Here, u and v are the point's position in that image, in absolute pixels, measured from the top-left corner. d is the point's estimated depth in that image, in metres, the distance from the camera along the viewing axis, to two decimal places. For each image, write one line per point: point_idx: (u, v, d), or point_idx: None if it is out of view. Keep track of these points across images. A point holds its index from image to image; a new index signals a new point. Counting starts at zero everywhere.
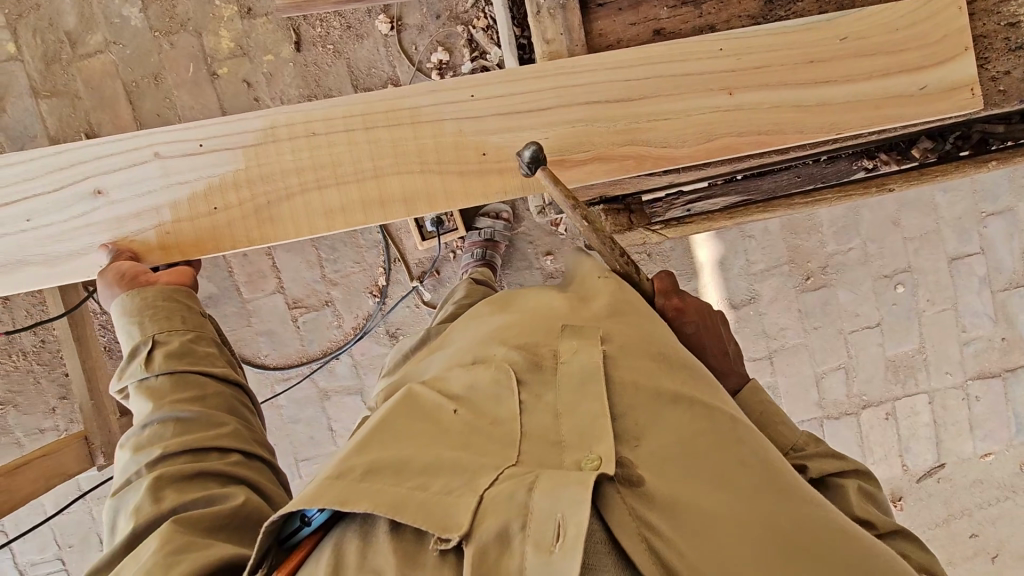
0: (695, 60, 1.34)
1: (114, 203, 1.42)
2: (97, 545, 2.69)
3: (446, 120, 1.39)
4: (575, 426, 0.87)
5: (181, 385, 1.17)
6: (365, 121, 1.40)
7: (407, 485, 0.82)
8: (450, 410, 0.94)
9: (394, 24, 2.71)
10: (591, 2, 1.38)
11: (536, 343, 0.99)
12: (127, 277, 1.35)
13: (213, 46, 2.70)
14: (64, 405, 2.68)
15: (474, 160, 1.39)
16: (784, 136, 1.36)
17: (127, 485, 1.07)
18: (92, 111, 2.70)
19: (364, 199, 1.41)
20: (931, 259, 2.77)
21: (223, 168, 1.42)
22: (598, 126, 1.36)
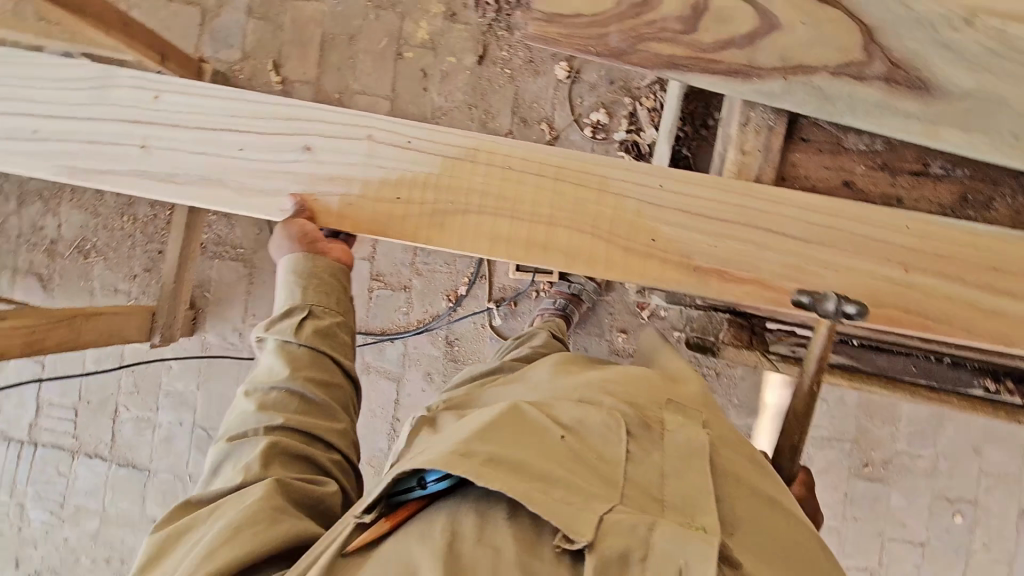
0: (880, 227, 1.28)
1: (316, 163, 1.41)
2: (110, 413, 2.80)
3: (632, 198, 1.34)
4: (680, 491, 0.86)
5: (314, 364, 1.28)
6: (557, 173, 1.36)
7: (528, 484, 0.83)
8: (557, 434, 0.92)
9: (570, 73, 2.87)
10: (798, 131, 1.31)
11: (643, 405, 0.99)
12: (306, 241, 1.36)
13: (410, 32, 2.93)
14: (144, 277, 2.86)
15: (643, 242, 1.33)
16: (950, 328, 1.27)
17: (240, 437, 1.20)
18: (286, 45, 2.98)
19: (529, 240, 1.35)
20: (1001, 503, 2.59)
21: (415, 168, 1.40)
22: (768, 254, 1.30)
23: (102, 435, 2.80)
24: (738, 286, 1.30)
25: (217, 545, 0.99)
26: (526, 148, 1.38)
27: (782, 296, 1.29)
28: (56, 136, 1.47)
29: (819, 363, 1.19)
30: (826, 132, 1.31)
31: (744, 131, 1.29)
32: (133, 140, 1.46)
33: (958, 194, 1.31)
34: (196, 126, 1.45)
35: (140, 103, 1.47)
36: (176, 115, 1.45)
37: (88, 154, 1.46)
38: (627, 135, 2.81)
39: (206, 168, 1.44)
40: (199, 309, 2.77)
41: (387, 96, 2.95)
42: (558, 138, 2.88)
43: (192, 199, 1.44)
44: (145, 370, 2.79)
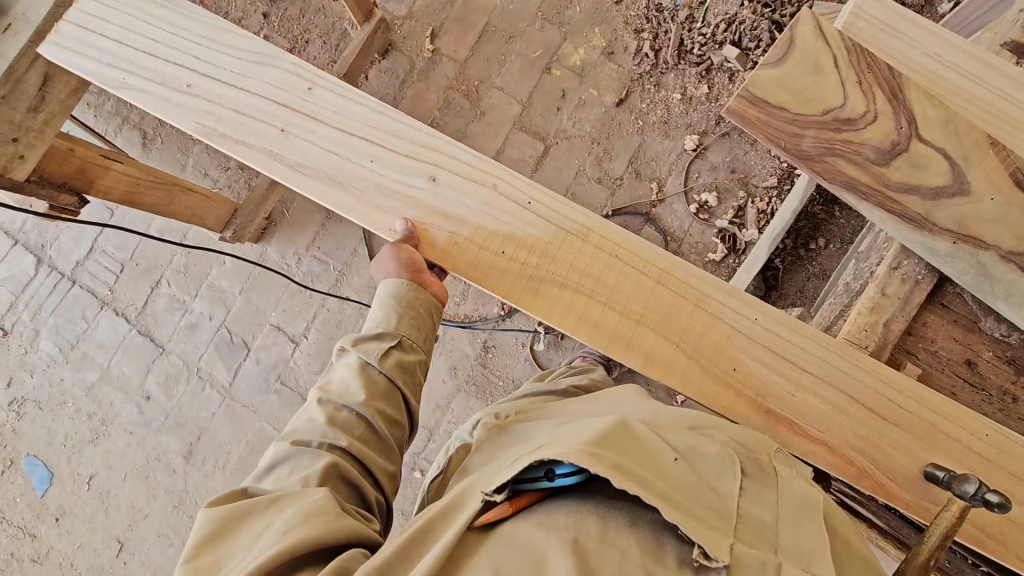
0: (961, 424, 1.21)
1: (441, 197, 1.36)
2: (153, 282, 2.85)
3: (727, 322, 1.28)
4: (794, 538, 0.81)
5: (387, 396, 1.27)
6: (663, 274, 1.31)
7: (662, 495, 0.82)
8: (670, 457, 0.90)
9: (698, 147, 2.88)
10: (941, 295, 1.31)
11: (753, 453, 0.97)
12: (412, 270, 1.32)
13: (566, 53, 3.01)
14: (236, 172, 2.93)
15: (724, 369, 1.27)
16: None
17: (304, 446, 1.18)
18: (450, 20, 3.08)
19: (612, 337, 1.29)
20: None
21: (526, 228, 1.35)
22: (842, 417, 1.24)
23: (135, 299, 2.85)
24: (806, 443, 1.24)
25: (284, 531, 0.97)
26: (643, 243, 1.32)
27: (846, 466, 1.23)
28: (200, 95, 1.43)
29: (943, 543, 1.01)
30: (967, 307, 1.30)
31: (891, 274, 1.29)
32: (271, 120, 1.41)
33: None
34: (337, 127, 1.39)
35: (289, 87, 1.42)
36: (318, 108, 1.41)
37: (226, 120, 1.42)
38: (728, 225, 2.82)
39: (331, 167, 1.38)
40: (271, 222, 2.81)
41: (521, 101, 3.02)
42: (662, 202, 2.90)
43: (309, 194, 1.38)
44: (199, 257, 2.83)
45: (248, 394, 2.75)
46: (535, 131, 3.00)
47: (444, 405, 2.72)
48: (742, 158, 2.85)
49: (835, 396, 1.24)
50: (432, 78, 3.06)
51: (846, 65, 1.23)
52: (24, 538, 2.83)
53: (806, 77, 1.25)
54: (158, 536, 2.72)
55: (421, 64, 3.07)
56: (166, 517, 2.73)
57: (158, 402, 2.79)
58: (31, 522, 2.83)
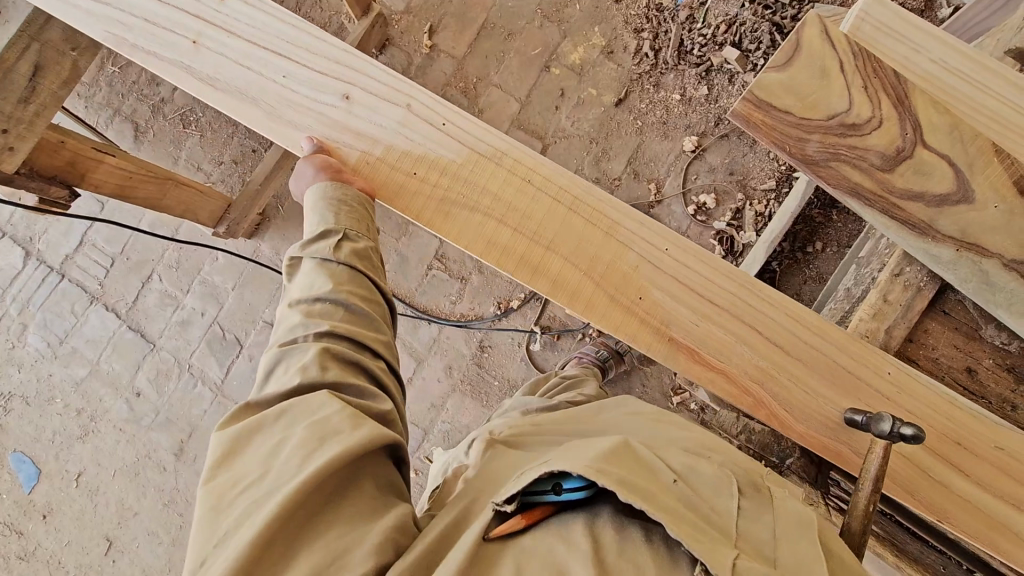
0: (958, 433, 1.21)
1: (353, 114, 1.32)
2: (143, 276, 2.80)
3: (633, 250, 1.25)
4: (795, 554, 0.80)
5: (356, 282, 1.17)
6: (571, 201, 1.26)
7: (670, 510, 0.80)
8: (669, 477, 0.89)
9: (697, 148, 2.88)
10: (941, 302, 1.31)
11: (748, 470, 0.96)
12: (330, 171, 1.25)
13: (565, 51, 2.99)
14: (230, 167, 2.89)
15: (629, 297, 1.24)
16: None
17: (291, 342, 1.07)
18: (448, 17, 3.05)
19: (510, 261, 1.26)
20: None
21: (437, 149, 1.31)
22: (835, 410, 1.22)
23: (126, 293, 2.81)
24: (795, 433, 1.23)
25: (307, 452, 0.89)
26: (550, 168, 1.28)
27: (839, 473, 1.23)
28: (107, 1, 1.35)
29: (876, 484, 1.07)
30: (968, 314, 1.30)
31: (893, 280, 1.29)
32: (182, 31, 1.34)
33: None
34: (251, 39, 1.33)
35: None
36: (230, 20, 1.34)
37: (136, 29, 1.35)
38: (726, 227, 2.82)
39: (240, 80, 1.33)
40: (266, 218, 2.76)
41: (520, 99, 3.00)
42: (660, 202, 2.91)
43: (223, 111, 1.34)
44: (191, 252, 2.79)
45: (241, 391, 2.72)
46: (534, 130, 3.00)
47: (439, 404, 2.72)
48: (741, 160, 2.84)
49: (838, 402, 1.22)
50: (430, 75, 3.03)
51: (851, 71, 1.22)
52: (11, 535, 2.79)
53: (813, 81, 1.23)
54: (147, 534, 2.69)
55: (419, 60, 3.04)
56: (156, 514, 2.69)
57: (148, 398, 2.75)
58: (18, 519, 2.79)
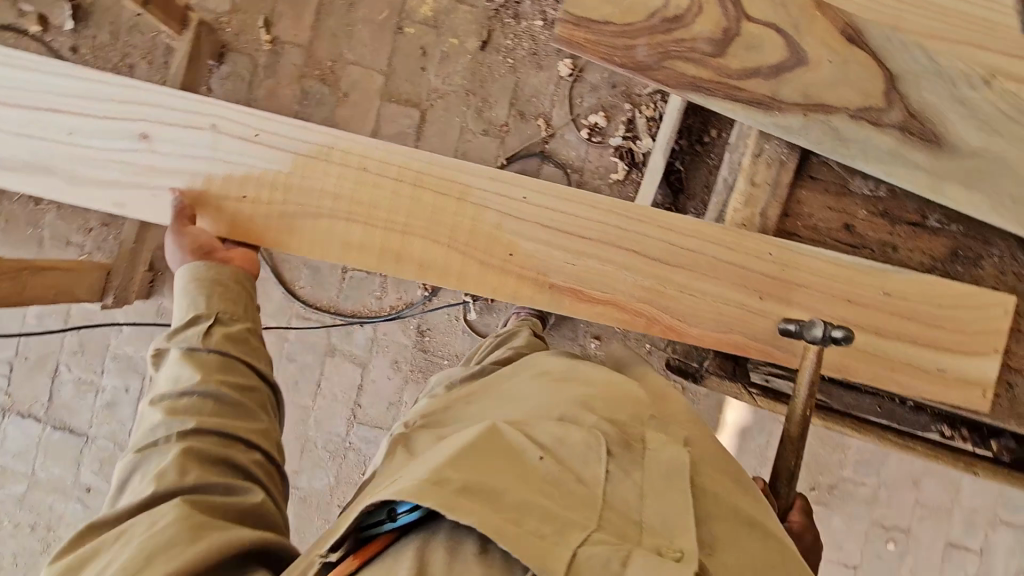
0: (848, 286, 1.29)
1: (161, 151, 1.37)
2: (49, 373, 2.62)
3: (490, 209, 1.32)
4: (657, 520, 0.78)
5: (228, 367, 1.15)
6: (416, 179, 1.34)
7: (504, 513, 0.73)
8: (535, 457, 0.81)
9: (573, 71, 2.80)
10: (806, 169, 1.32)
11: (626, 421, 0.91)
12: (202, 251, 1.29)
13: (414, 7, 2.79)
14: (101, 231, 2.64)
15: (499, 257, 1.32)
16: (937, 378, 1.30)
17: (149, 446, 1.05)
18: (280, 3, 2.78)
19: (378, 254, 1.34)
20: (930, 533, 2.82)
21: (256, 164, 1.36)
22: (730, 307, 1.30)
23: (38, 395, 2.62)
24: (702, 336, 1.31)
25: None
26: (382, 151, 1.34)
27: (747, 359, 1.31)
28: None
29: (811, 389, 1.20)
30: (833, 172, 1.32)
31: (756, 162, 1.28)
32: None
33: (949, 249, 1.35)
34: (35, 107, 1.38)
35: None
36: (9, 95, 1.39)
37: None
38: (623, 140, 2.79)
39: (40, 153, 1.37)
40: (157, 272, 2.59)
41: (383, 71, 2.79)
42: (552, 137, 2.81)
43: (31, 188, 1.39)
44: (92, 332, 2.61)
45: None
46: (407, 98, 2.80)
47: (396, 400, 2.68)
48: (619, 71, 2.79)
49: None
50: (280, 72, 2.77)
51: None
52: None
53: None
54: None
55: (264, 59, 2.77)
56: None
57: (102, 491, 2.63)
58: None
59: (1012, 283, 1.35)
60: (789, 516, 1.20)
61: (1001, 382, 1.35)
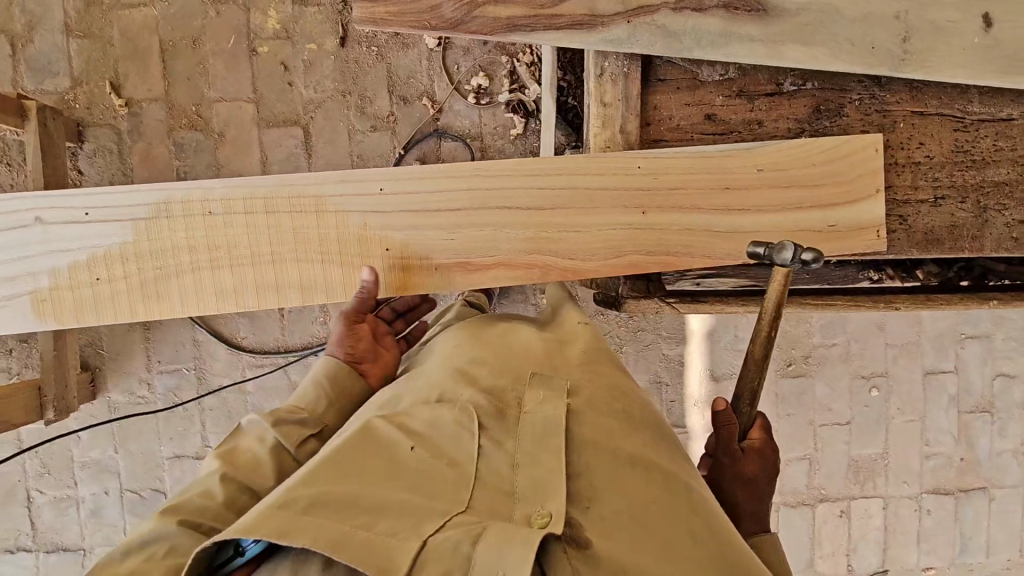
0: (724, 174, 1.36)
1: (12, 260, 1.52)
2: (23, 502, 2.58)
3: (353, 213, 1.47)
4: (530, 478, 0.89)
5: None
6: (267, 206, 1.49)
7: (352, 523, 0.79)
8: (406, 446, 0.94)
9: (440, 41, 2.67)
10: (654, 75, 1.38)
11: (503, 390, 1.04)
12: (353, 362, 1.30)
13: (259, 23, 2.62)
14: (23, 348, 2.53)
15: (377, 254, 1.46)
16: (830, 233, 1.37)
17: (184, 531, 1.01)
18: (121, 62, 2.60)
19: (259, 284, 1.50)
20: (907, 370, 2.95)
21: (100, 242, 1.51)
22: (619, 232, 1.40)
23: (20, 525, 2.59)
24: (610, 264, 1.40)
25: None
26: (221, 192, 1.50)
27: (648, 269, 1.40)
28: None
29: (778, 311, 1.16)
30: (681, 70, 1.38)
31: (601, 81, 1.35)
32: None
33: (812, 107, 1.39)
34: None
35: None
36: None
37: None
38: (511, 94, 2.67)
39: None
40: (94, 369, 2.53)
41: (251, 99, 2.64)
42: (441, 112, 2.68)
43: None
44: (51, 449, 2.56)
45: None
46: (284, 119, 2.66)
47: None
48: None
49: None
50: (147, 132, 2.62)
51: None
52: None
53: None
54: None
55: (125, 125, 2.62)
56: None
57: None
58: None
59: (879, 120, 1.38)
60: (749, 434, 1.32)
61: (893, 217, 1.38)
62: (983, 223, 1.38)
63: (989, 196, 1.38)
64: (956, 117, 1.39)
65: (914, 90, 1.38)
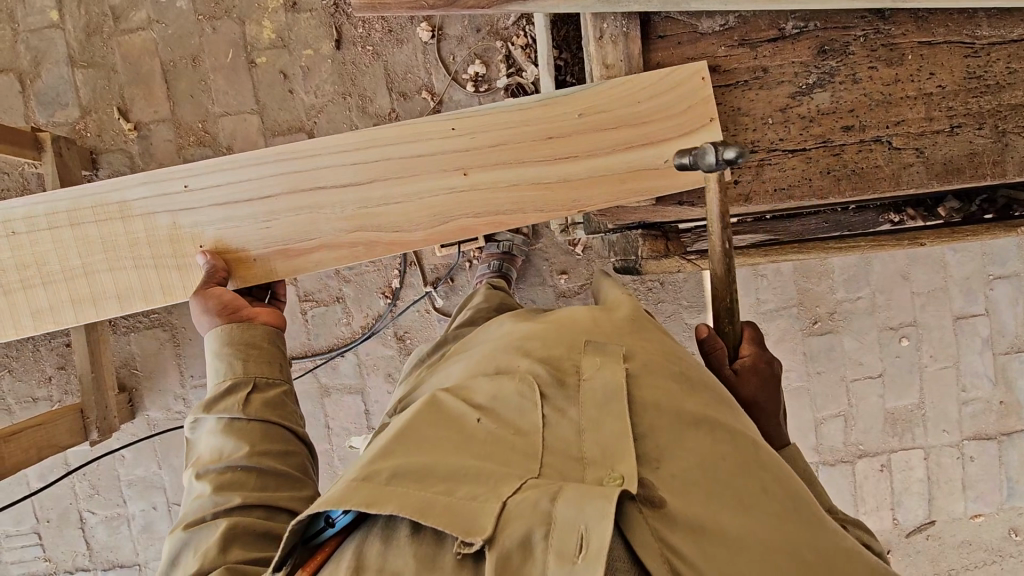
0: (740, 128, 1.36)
1: None
2: (77, 524, 2.66)
3: (159, 214, 1.50)
4: (598, 442, 0.88)
5: (269, 438, 1.15)
6: (73, 218, 1.52)
7: (433, 492, 0.83)
8: (473, 419, 0.95)
9: (433, 33, 2.67)
10: (653, 32, 1.38)
11: (559, 357, 1.00)
12: (227, 312, 1.33)
13: (254, 35, 2.65)
14: (62, 374, 2.61)
15: (192, 252, 1.50)
16: (666, 168, 1.40)
17: (198, 521, 1.05)
18: (125, 88, 2.66)
19: (75, 297, 1.53)
20: (937, 316, 2.90)
21: None
22: (629, 202, 1.42)
23: (76, 546, 2.67)
24: None
25: None
26: (20, 210, 1.52)
27: None
28: None
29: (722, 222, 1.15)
30: (681, 25, 1.37)
31: (602, 44, 1.36)
32: None
33: (815, 48, 1.35)
34: None
35: None
36: None
37: None
38: (509, 79, 2.66)
39: None
40: (131, 389, 2.60)
41: (254, 110, 2.68)
42: (441, 104, 2.68)
43: None
44: (98, 470, 2.64)
45: None
46: (289, 128, 2.69)
47: None
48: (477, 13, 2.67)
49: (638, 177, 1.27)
50: (156, 153, 2.68)
51: None
52: None
53: None
54: None
55: (135, 148, 2.68)
56: None
57: None
58: None
59: (887, 54, 1.36)
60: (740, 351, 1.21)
61: (909, 151, 1.35)
62: (1003, 148, 1.35)
63: (1005, 120, 1.35)
64: (966, 43, 1.36)
65: (919, 19, 1.36)
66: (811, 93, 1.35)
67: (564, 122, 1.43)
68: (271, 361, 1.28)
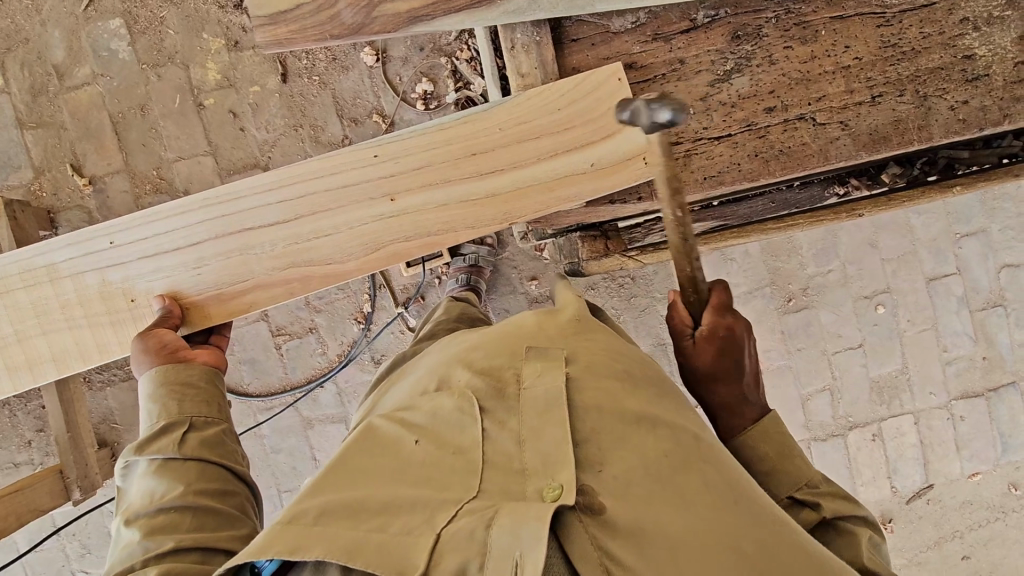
0: None
1: None
2: None
3: (88, 271, 1.50)
4: (538, 453, 0.89)
5: (207, 477, 1.15)
6: (4, 285, 1.52)
7: (362, 529, 0.82)
8: (411, 441, 0.96)
9: (378, 57, 2.68)
10: (566, 37, 1.40)
11: (499, 370, 1.02)
12: (166, 352, 1.35)
13: (200, 78, 2.66)
14: (40, 437, 2.58)
15: (125, 307, 1.50)
16: (594, 172, 1.42)
17: (127, 571, 1.01)
18: (77, 144, 2.66)
19: (11, 366, 1.53)
20: (909, 280, 2.91)
21: None
22: (564, 209, 1.45)
23: None
24: None
25: None
26: None
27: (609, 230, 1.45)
28: None
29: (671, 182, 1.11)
30: (592, 26, 1.39)
31: (515, 52, 1.38)
32: None
33: (728, 34, 1.36)
34: None
35: None
36: None
37: None
38: (458, 93, 2.67)
39: None
40: (112, 444, 2.58)
41: (208, 151, 2.68)
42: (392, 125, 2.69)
43: None
44: (87, 529, 2.61)
45: None
46: (244, 165, 2.69)
47: None
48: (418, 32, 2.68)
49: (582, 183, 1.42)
50: (115, 205, 2.67)
51: None
52: None
53: None
54: None
55: (93, 203, 2.67)
56: None
57: None
58: None
59: (801, 32, 1.37)
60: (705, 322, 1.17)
61: (835, 124, 1.36)
62: (927, 112, 1.36)
63: (926, 84, 1.36)
64: (877, 13, 1.37)
65: None
66: (730, 79, 1.36)
67: (487, 136, 1.44)
68: (208, 400, 1.29)
